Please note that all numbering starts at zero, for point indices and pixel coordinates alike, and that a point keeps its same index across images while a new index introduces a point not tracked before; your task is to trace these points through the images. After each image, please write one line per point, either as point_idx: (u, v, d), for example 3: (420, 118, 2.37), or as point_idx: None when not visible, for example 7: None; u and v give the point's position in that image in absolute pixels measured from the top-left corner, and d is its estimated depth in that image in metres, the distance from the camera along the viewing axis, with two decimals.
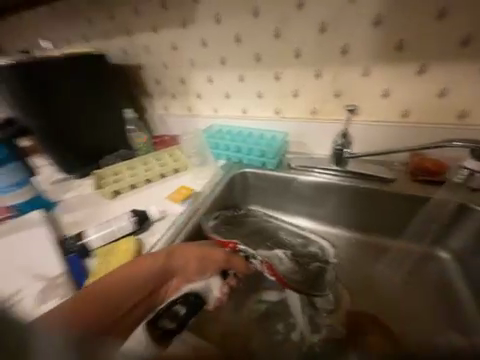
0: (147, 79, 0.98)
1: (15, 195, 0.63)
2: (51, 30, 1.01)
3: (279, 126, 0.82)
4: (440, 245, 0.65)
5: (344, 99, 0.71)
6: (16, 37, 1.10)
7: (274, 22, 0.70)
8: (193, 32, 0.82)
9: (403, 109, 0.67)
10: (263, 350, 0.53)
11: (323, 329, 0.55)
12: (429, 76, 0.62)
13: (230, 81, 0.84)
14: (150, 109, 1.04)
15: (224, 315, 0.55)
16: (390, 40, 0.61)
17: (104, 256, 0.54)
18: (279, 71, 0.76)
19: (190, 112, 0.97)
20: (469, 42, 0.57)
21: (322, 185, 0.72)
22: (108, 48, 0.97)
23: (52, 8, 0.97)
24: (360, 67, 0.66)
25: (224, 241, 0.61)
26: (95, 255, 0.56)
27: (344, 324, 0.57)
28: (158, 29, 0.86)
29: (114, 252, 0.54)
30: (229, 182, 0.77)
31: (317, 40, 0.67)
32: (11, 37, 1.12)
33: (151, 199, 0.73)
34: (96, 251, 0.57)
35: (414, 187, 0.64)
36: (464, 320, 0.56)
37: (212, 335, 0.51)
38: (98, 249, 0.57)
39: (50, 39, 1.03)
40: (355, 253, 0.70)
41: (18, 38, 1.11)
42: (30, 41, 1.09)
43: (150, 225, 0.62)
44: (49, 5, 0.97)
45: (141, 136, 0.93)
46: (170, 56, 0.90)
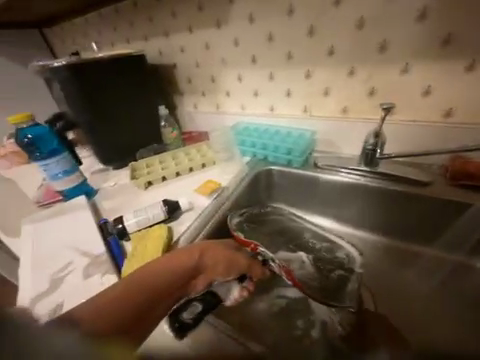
0: (180, 77, 1.03)
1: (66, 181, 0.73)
2: (101, 35, 1.13)
3: (307, 125, 0.83)
4: (479, 256, 0.60)
5: (377, 99, 0.70)
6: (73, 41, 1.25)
7: (308, 20, 0.70)
8: (226, 31, 0.84)
9: (444, 109, 0.64)
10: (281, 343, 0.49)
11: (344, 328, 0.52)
12: (477, 74, 0.58)
13: (260, 79, 0.85)
14: (180, 106, 1.10)
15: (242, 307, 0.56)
16: (435, 36, 0.58)
17: (138, 239, 0.57)
18: (310, 70, 0.76)
19: (218, 109, 1.00)
20: None
21: (349, 186, 0.71)
22: (145, 49, 1.04)
23: (101, 15, 1.07)
24: (399, 64, 0.64)
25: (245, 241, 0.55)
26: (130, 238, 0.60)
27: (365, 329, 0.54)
28: (193, 29, 0.90)
29: (148, 236, 0.57)
30: (252, 179, 0.78)
31: (353, 37, 0.66)
32: (69, 41, 1.27)
33: (179, 191, 0.76)
34: (131, 234, 0.61)
35: (452, 192, 0.61)
36: None
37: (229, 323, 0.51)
38: (133, 233, 0.60)
39: (99, 42, 1.15)
40: (382, 258, 0.68)
41: (73, 42, 1.26)
42: (83, 45, 1.23)
43: (181, 214, 0.66)
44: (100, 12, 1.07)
45: (172, 132, 1.01)
46: (202, 56, 0.93)
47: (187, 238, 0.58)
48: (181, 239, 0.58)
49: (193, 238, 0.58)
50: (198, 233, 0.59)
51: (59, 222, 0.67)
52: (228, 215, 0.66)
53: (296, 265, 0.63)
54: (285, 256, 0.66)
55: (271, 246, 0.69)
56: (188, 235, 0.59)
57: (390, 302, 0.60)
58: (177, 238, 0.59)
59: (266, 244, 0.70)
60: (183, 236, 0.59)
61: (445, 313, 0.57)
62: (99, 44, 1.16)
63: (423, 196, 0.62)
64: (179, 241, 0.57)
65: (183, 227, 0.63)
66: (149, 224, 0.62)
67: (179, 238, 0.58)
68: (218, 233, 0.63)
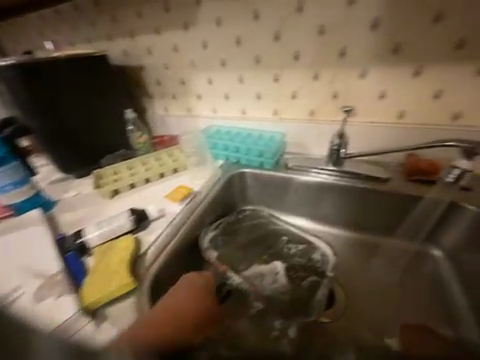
0: (149, 80, 0.99)
1: (15, 193, 0.66)
2: (57, 33, 1.04)
3: (277, 127, 0.84)
4: (431, 242, 0.66)
5: (340, 102, 0.74)
6: (25, 39, 1.13)
7: (273, 25, 0.72)
8: (194, 33, 0.82)
9: (398, 111, 0.69)
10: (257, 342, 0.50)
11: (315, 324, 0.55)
12: (423, 79, 0.64)
13: (231, 83, 0.85)
14: (150, 110, 1.05)
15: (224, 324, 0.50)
16: (387, 44, 0.64)
17: (102, 254, 0.53)
18: (278, 74, 0.78)
19: (190, 112, 0.98)
20: (464, 47, 0.58)
21: (319, 186, 0.74)
22: (109, 49, 0.98)
23: (57, 12, 0.99)
24: (358, 69, 0.68)
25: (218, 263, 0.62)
26: (92, 253, 0.55)
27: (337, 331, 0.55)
28: (160, 30, 0.87)
29: (114, 250, 0.53)
30: (226, 183, 0.78)
31: (315, 44, 0.70)
32: (20, 38, 1.15)
33: (149, 198, 0.73)
34: (93, 249, 0.56)
35: (409, 187, 0.66)
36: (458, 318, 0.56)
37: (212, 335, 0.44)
38: (96, 248, 0.56)
39: (56, 41, 1.06)
40: (355, 254, 0.70)
41: (25, 39, 1.14)
42: (37, 43, 1.12)
43: (149, 223, 0.62)
44: (55, 8, 0.99)
45: (141, 136, 0.93)
46: (171, 58, 0.90)
47: (157, 249, 0.55)
48: (150, 250, 0.55)
49: (164, 249, 0.56)
50: (168, 242, 0.57)
51: (9, 240, 0.60)
52: (202, 232, 0.66)
53: (269, 279, 0.62)
54: (258, 271, 0.64)
55: (245, 261, 0.67)
56: (158, 244, 0.56)
57: (358, 295, 0.62)
58: (146, 248, 0.56)
59: (240, 258, 0.68)
60: (153, 246, 0.56)
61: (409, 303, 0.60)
62: (55, 42, 1.07)
63: (384, 192, 0.67)
64: (148, 252, 0.54)
65: (151, 237, 0.59)
66: (114, 236, 0.58)
67: (149, 248, 0.55)
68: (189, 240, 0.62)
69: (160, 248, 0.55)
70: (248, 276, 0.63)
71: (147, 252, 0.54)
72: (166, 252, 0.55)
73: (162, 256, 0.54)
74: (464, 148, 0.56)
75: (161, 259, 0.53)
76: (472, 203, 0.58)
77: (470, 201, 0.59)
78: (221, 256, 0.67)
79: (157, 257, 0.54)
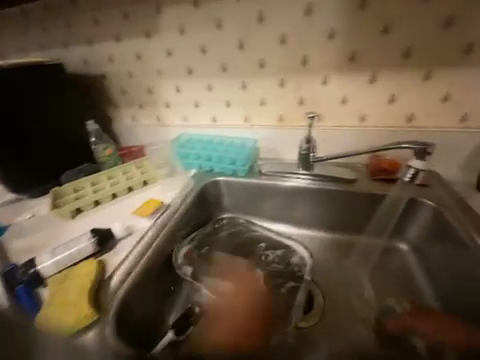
0: (112, 89, 0.94)
1: None
2: (5, 40, 0.95)
3: (248, 134, 0.84)
4: (398, 237, 0.70)
5: (306, 108, 0.76)
6: None
7: (237, 34, 0.73)
8: (158, 41, 0.80)
9: (360, 115, 0.73)
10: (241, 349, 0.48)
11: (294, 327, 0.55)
12: (379, 85, 0.68)
13: (199, 91, 0.84)
14: (116, 120, 0.99)
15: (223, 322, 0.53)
16: (344, 53, 0.67)
17: (58, 284, 0.48)
18: (246, 81, 0.78)
19: (159, 122, 0.94)
20: (410, 55, 0.64)
21: (291, 189, 0.75)
22: (66, 58, 0.92)
23: (4, 18, 0.91)
24: (320, 76, 0.71)
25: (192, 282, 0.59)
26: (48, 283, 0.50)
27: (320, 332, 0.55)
28: (122, 38, 0.84)
29: (74, 277, 0.48)
30: (198, 195, 0.75)
31: (278, 52, 0.72)
32: None
33: (115, 215, 0.68)
34: (49, 279, 0.50)
35: (374, 186, 0.70)
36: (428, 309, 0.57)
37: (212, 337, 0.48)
38: (51, 278, 0.50)
39: (4, 49, 0.97)
40: (332, 255, 0.71)
41: None
42: None
43: (117, 242, 0.58)
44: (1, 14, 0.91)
45: (106, 148, 0.85)
46: (135, 66, 0.87)
47: (122, 275, 0.50)
48: (113, 279, 0.49)
49: (130, 270, 0.51)
50: (133, 268, 0.51)
51: None
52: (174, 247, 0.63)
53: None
54: None
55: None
56: (122, 272, 0.50)
57: (337, 298, 0.61)
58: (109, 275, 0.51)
59: None
60: (117, 274, 0.50)
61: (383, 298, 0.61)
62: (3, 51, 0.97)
63: (352, 192, 0.70)
64: (112, 278, 0.49)
65: (118, 259, 0.54)
66: (74, 261, 0.53)
67: (112, 277, 0.50)
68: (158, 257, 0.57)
69: (124, 275, 0.50)
70: None
71: (109, 282, 0.49)
72: (131, 275, 0.50)
73: (128, 281, 0.49)
74: (420, 149, 0.62)
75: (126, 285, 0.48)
76: (428, 198, 0.63)
77: (427, 197, 0.63)
78: (195, 272, 0.61)
79: (122, 281, 0.49)
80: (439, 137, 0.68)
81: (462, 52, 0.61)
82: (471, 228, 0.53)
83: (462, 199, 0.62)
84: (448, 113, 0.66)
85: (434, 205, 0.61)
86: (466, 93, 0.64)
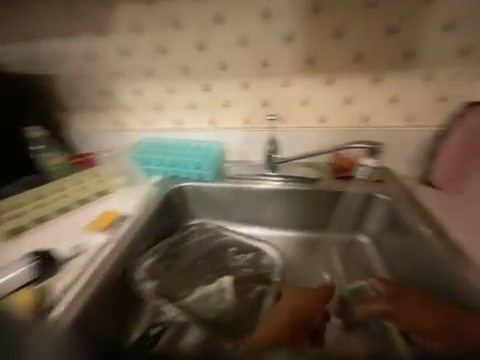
0: (61, 92, 0.85)
1: None
2: None
3: (214, 137, 0.82)
4: (359, 230, 0.73)
5: (270, 110, 0.77)
6: None
7: (196, 35, 0.71)
8: (111, 40, 0.75)
9: (320, 116, 0.75)
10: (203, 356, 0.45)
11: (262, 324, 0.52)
12: (335, 87, 0.72)
13: (160, 93, 0.80)
14: (66, 126, 0.89)
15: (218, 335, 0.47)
16: (301, 55, 0.69)
17: None
18: (208, 83, 0.76)
19: (117, 127, 0.87)
20: (360, 59, 0.68)
21: (258, 191, 0.75)
22: (3, 55, 0.81)
23: None
24: (281, 78, 0.72)
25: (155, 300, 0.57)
26: None
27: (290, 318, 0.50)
28: (71, 36, 0.77)
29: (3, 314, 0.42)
30: (162, 203, 0.72)
31: (239, 54, 0.71)
32: None
33: (65, 232, 0.61)
34: None
35: (335, 184, 0.73)
36: None
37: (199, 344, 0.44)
38: None
39: None
40: (301, 253, 0.72)
41: None
42: None
43: (64, 263, 0.52)
44: None
45: (56, 156, 0.77)
46: (86, 66, 0.80)
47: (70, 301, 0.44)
48: (55, 310, 0.43)
49: (79, 293, 0.45)
50: (82, 291, 0.45)
51: None
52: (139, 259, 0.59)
53: (215, 297, 0.58)
54: (201, 294, 0.59)
55: (187, 285, 0.61)
56: (70, 299, 0.44)
57: None
58: (54, 303, 0.44)
59: (182, 283, 0.62)
60: (62, 303, 0.44)
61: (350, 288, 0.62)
62: None
63: (315, 190, 0.72)
64: (57, 306, 0.43)
65: (64, 284, 0.48)
66: (11, 290, 0.46)
67: (52, 309, 0.43)
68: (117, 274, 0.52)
69: (73, 300, 0.44)
70: (189, 303, 0.57)
71: (51, 314, 0.42)
72: (82, 298, 0.44)
73: (77, 306, 0.43)
74: (371, 148, 0.70)
75: (74, 311, 0.42)
76: (382, 192, 0.68)
77: (381, 191, 0.68)
78: (160, 284, 0.60)
79: (69, 308, 0.43)
80: (390, 136, 0.73)
81: (404, 57, 0.66)
82: (419, 218, 0.58)
83: (410, 192, 0.67)
84: (396, 113, 0.72)
85: (387, 199, 0.66)
86: (410, 95, 0.69)
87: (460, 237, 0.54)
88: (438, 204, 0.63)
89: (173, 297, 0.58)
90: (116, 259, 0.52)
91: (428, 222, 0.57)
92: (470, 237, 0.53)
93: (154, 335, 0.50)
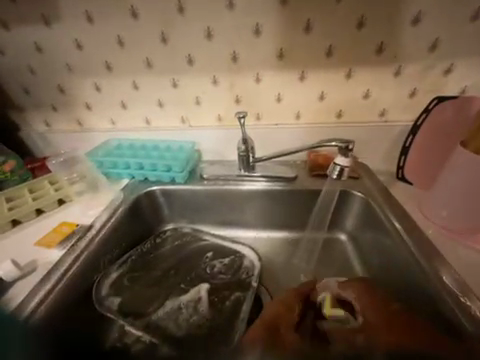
0: (11, 89, 0.76)
1: None
2: None
3: (186, 136, 0.77)
4: (338, 228, 0.72)
5: (243, 107, 0.73)
6: None
7: (158, 25, 0.65)
8: (62, 31, 0.67)
9: (296, 112, 0.73)
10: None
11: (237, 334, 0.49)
12: (308, 83, 0.69)
13: (123, 89, 0.73)
14: (23, 127, 0.81)
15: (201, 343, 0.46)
16: (271, 49, 0.66)
17: None
18: (175, 78, 0.71)
19: (80, 126, 0.79)
20: (332, 53, 0.66)
21: (234, 192, 0.72)
22: None
23: None
24: (253, 73, 0.69)
25: (124, 311, 0.53)
26: None
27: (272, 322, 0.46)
28: (13, 26, 0.68)
29: None
30: (130, 210, 0.66)
31: (205, 48, 0.67)
32: None
33: (13, 249, 0.53)
34: None
35: (312, 182, 0.71)
36: None
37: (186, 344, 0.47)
38: None
39: None
40: (280, 254, 0.70)
41: None
42: None
43: (9, 286, 0.44)
44: None
45: (5, 162, 0.68)
46: (36, 60, 0.71)
47: (39, 303, 0.42)
48: (28, 305, 0.41)
49: (48, 293, 0.43)
50: (52, 290, 0.44)
51: None
52: (102, 273, 0.55)
53: (186, 312, 0.54)
54: (173, 306, 0.55)
55: (156, 298, 0.56)
56: (39, 297, 0.42)
57: None
58: (19, 305, 0.41)
59: (153, 296, 0.57)
60: (32, 301, 0.42)
61: None
62: None
63: (292, 189, 0.70)
64: (22, 307, 0.41)
65: (17, 300, 0.42)
66: None
67: (26, 304, 0.41)
68: (86, 278, 0.50)
69: (28, 315, 0.40)
70: (157, 319, 0.52)
71: (23, 310, 0.40)
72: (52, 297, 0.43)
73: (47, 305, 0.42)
74: (341, 147, 0.58)
75: (39, 315, 0.40)
76: (358, 190, 0.67)
77: (357, 189, 0.67)
78: (124, 301, 0.54)
79: (40, 305, 0.41)
80: (365, 131, 0.72)
81: (375, 51, 0.65)
82: (393, 215, 0.58)
83: (385, 188, 0.67)
84: (370, 108, 0.71)
85: (363, 196, 0.65)
86: (383, 89, 0.69)
87: (431, 232, 0.54)
88: (411, 199, 0.63)
89: (141, 314, 0.53)
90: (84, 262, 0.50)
91: (401, 218, 0.57)
92: (440, 232, 0.54)
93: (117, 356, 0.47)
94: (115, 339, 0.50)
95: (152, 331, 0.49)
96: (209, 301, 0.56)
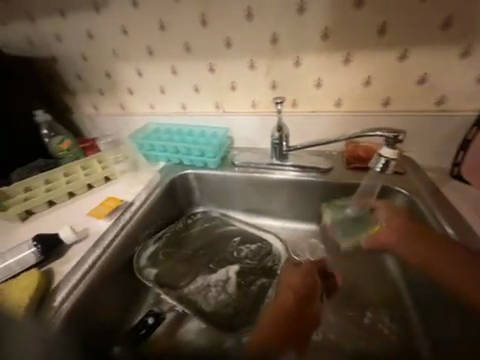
0: (67, 74, 0.84)
1: None
2: None
3: (220, 122, 0.78)
4: None
5: (279, 93, 0.71)
6: None
7: (198, 8, 0.65)
8: (109, 18, 0.71)
9: (336, 99, 0.68)
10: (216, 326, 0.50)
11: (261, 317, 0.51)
12: (353, 66, 0.63)
13: (163, 75, 0.76)
14: (76, 110, 0.90)
15: (240, 301, 0.55)
16: (315, 29, 0.61)
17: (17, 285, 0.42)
18: (212, 63, 0.71)
19: (124, 110, 0.85)
20: (386, 31, 0.59)
21: (264, 180, 0.71)
22: (7, 37, 0.80)
23: None
24: (292, 56, 0.65)
25: (159, 282, 0.58)
26: None
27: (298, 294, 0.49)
28: (67, 14, 0.73)
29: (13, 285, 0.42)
30: (166, 190, 0.70)
31: (244, 29, 0.65)
32: None
33: (69, 218, 0.61)
34: None
35: (348, 175, 0.67)
36: (399, 300, 0.56)
37: (211, 315, 0.52)
38: None
39: None
40: (308, 245, 0.69)
41: None
42: None
43: (67, 249, 0.51)
44: None
45: (62, 141, 0.77)
46: (88, 47, 0.77)
47: (65, 298, 0.43)
48: (57, 297, 0.43)
49: (81, 278, 0.46)
50: (84, 276, 0.46)
51: None
52: (139, 248, 0.60)
53: (214, 290, 0.57)
54: (203, 283, 0.58)
55: (187, 274, 0.60)
56: (71, 284, 0.44)
57: None
58: (58, 286, 0.44)
59: (183, 272, 0.61)
60: (64, 289, 0.44)
61: (360, 287, 0.59)
62: None
63: (326, 182, 0.67)
64: (59, 288, 0.44)
65: (65, 271, 0.47)
66: (11, 274, 0.45)
67: (53, 298, 0.42)
68: (121, 258, 0.54)
69: (64, 298, 0.43)
70: (188, 293, 0.56)
71: (51, 304, 0.42)
72: (85, 282, 0.45)
73: (76, 294, 0.44)
74: (388, 138, 0.53)
75: (65, 310, 0.41)
76: (401, 186, 0.61)
77: (400, 185, 0.62)
78: (160, 273, 0.59)
79: (71, 292, 0.44)
80: (416, 121, 0.65)
81: (440, 27, 0.56)
82: (442, 216, 0.52)
83: (434, 186, 0.60)
84: (425, 96, 0.63)
85: (406, 193, 0.60)
86: (444, 73, 0.60)
87: None
88: (465, 200, 0.56)
89: (173, 286, 0.57)
90: (116, 246, 0.53)
91: (451, 221, 0.51)
92: None
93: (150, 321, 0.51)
94: (151, 304, 0.58)
95: (184, 303, 0.54)
96: (236, 283, 0.58)
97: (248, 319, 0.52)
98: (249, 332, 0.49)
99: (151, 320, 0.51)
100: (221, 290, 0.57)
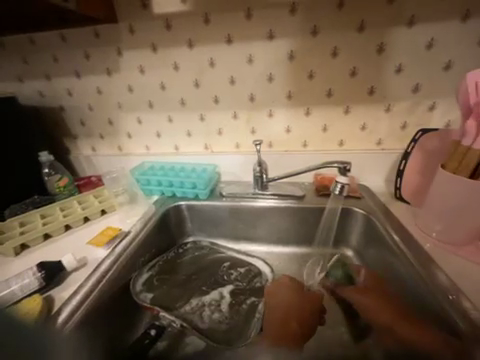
0: (71, 121, 0.95)
1: None
2: None
3: (208, 160, 0.91)
4: (344, 244, 0.78)
5: (258, 136, 0.88)
6: None
7: (193, 75, 0.84)
8: (118, 78, 0.87)
9: (303, 141, 0.87)
10: (211, 339, 0.54)
11: (252, 330, 0.56)
12: (312, 118, 0.83)
13: (160, 122, 0.90)
14: (75, 151, 0.99)
15: (235, 317, 0.59)
16: (282, 92, 0.82)
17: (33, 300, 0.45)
18: (203, 113, 0.87)
19: (121, 151, 0.96)
20: (332, 94, 0.80)
21: (249, 208, 0.81)
22: (21, 91, 0.92)
23: None
24: (267, 109, 0.84)
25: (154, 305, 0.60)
26: None
27: (298, 321, 0.56)
28: (80, 75, 0.88)
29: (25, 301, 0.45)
30: (160, 220, 0.77)
31: (228, 91, 0.84)
32: None
33: (67, 248, 0.64)
34: None
35: (318, 200, 0.80)
36: None
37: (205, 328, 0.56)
38: None
39: None
40: (290, 266, 0.77)
41: None
42: None
43: (67, 276, 0.54)
44: None
45: (60, 180, 0.84)
46: (96, 100, 0.91)
47: (68, 317, 0.45)
48: (60, 315, 0.45)
49: (83, 300, 0.48)
50: (85, 298, 0.48)
51: None
52: (135, 275, 0.62)
53: (208, 309, 0.61)
54: (197, 304, 0.62)
55: (182, 297, 0.64)
56: (74, 305, 0.47)
57: None
58: (60, 308, 0.46)
59: (178, 295, 0.64)
60: (67, 309, 0.46)
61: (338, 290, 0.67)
62: None
63: (301, 207, 0.79)
64: (62, 310, 0.46)
65: (65, 295, 0.49)
66: (13, 301, 0.47)
67: (56, 319, 0.44)
68: (119, 282, 0.57)
69: (65, 320, 0.44)
70: (184, 314, 0.59)
71: (54, 323, 0.44)
72: (87, 302, 0.48)
73: (78, 313, 0.46)
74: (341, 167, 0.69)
75: (68, 328, 0.43)
76: (359, 207, 0.75)
77: (359, 207, 0.76)
78: (155, 297, 0.62)
79: (73, 312, 0.46)
80: (363, 157, 0.84)
81: (368, 93, 0.79)
82: (392, 229, 0.65)
83: (384, 207, 0.75)
84: (366, 138, 0.83)
85: (364, 213, 0.73)
86: (377, 123, 0.81)
87: (428, 246, 0.59)
88: (409, 217, 0.71)
89: (168, 309, 0.60)
90: (116, 270, 0.57)
91: (399, 233, 0.64)
92: (436, 246, 0.59)
93: (152, 336, 0.51)
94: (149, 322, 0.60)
95: (181, 320, 0.57)
96: (228, 302, 0.63)
97: (241, 332, 0.56)
98: (243, 343, 0.53)
99: (154, 331, 0.52)
100: (218, 308, 0.62)
